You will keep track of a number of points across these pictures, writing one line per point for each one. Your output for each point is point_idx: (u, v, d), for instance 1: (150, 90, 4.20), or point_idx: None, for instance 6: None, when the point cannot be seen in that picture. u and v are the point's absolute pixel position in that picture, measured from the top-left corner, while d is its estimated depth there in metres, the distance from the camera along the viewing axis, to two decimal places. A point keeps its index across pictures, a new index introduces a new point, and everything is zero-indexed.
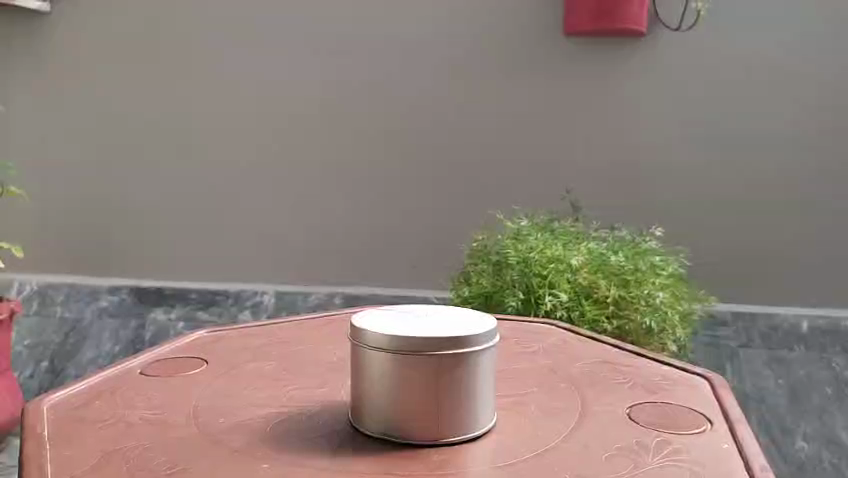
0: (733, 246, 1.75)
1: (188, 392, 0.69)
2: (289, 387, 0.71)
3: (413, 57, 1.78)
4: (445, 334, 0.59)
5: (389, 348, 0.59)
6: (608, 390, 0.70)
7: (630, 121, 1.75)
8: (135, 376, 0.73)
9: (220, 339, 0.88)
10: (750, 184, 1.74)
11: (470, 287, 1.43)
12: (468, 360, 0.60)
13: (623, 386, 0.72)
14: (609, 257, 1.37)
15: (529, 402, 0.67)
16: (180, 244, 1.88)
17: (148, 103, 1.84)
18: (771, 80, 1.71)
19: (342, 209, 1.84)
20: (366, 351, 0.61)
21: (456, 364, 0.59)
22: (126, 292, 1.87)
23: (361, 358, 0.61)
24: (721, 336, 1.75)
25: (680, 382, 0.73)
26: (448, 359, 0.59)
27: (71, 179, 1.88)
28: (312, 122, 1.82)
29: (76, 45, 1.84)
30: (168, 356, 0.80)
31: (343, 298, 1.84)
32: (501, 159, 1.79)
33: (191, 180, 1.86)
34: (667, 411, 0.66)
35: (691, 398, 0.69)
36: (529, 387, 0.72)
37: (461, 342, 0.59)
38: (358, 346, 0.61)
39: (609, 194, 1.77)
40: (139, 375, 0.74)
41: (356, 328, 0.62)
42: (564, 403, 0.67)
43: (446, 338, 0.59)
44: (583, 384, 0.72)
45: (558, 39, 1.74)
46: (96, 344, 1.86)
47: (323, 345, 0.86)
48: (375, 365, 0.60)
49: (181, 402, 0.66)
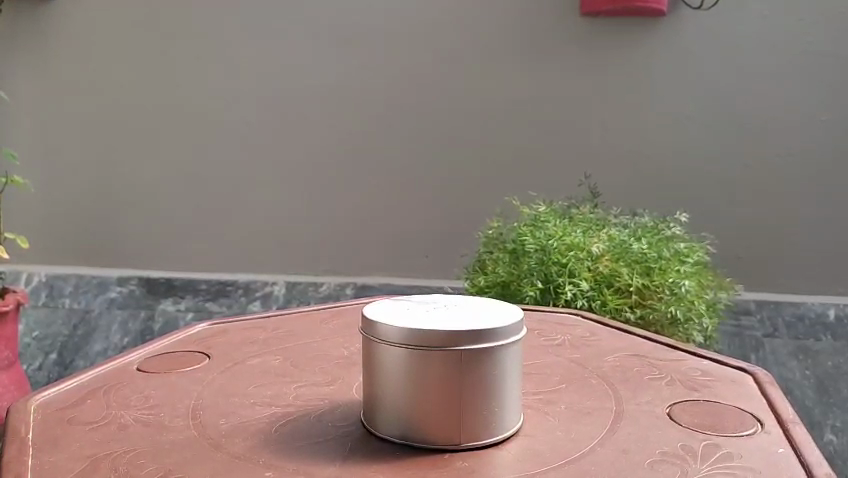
0: (759, 232, 1.69)
1: (187, 389, 0.64)
2: (296, 385, 0.66)
3: (422, 41, 1.72)
4: (467, 328, 0.54)
5: (406, 344, 0.54)
6: (643, 387, 0.65)
7: (650, 105, 1.68)
8: (132, 372, 0.69)
9: (222, 332, 0.83)
10: (775, 168, 1.67)
11: (485, 276, 1.38)
12: (492, 357, 0.54)
13: (659, 383, 0.66)
14: (630, 244, 1.31)
15: (557, 400, 0.62)
16: (188, 235, 1.84)
17: (154, 92, 1.80)
18: (795, 60, 1.63)
19: (353, 198, 1.79)
20: (381, 346, 0.55)
21: (479, 362, 0.54)
22: (134, 283, 1.83)
23: (375, 355, 0.56)
24: (745, 326, 1.68)
25: (721, 377, 0.68)
26: (469, 356, 0.54)
27: (78, 171, 1.84)
28: (319, 109, 1.77)
29: (79, 34, 1.79)
30: (168, 351, 0.76)
31: (354, 288, 1.79)
32: (516, 145, 1.73)
33: (199, 170, 1.82)
34: (711, 409, 0.60)
35: (735, 396, 0.63)
36: (556, 383, 0.66)
37: (484, 337, 0.54)
38: (372, 341, 0.56)
39: (628, 180, 1.71)
40: (137, 371, 0.69)
41: (370, 322, 0.56)
42: (595, 401, 0.62)
43: (468, 332, 0.54)
44: (614, 381, 0.67)
45: (573, 22, 1.68)
46: (104, 335, 1.80)
47: (331, 339, 0.81)
48: (391, 362, 0.55)
49: (178, 401, 0.61)
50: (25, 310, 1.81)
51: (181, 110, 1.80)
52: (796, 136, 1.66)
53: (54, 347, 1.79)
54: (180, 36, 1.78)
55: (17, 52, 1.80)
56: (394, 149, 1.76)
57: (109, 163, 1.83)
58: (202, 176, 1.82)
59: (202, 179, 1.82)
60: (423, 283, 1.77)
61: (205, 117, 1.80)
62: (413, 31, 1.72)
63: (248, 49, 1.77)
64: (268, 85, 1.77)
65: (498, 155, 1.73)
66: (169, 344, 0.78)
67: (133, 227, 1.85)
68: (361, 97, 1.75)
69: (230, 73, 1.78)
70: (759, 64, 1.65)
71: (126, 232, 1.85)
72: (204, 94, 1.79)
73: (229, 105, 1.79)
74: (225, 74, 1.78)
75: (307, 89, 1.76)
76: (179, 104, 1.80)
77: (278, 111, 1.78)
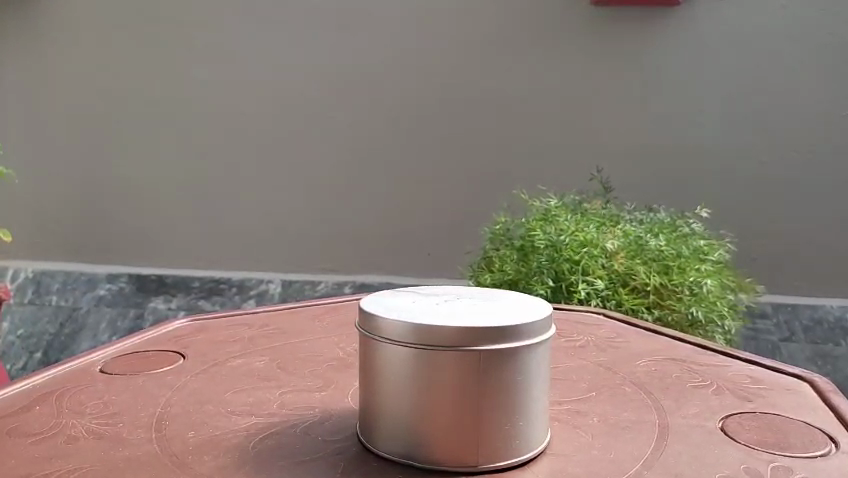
0: (778, 232, 1.60)
1: (154, 394, 0.56)
2: (281, 391, 0.58)
3: (427, 29, 1.64)
4: (489, 323, 0.46)
5: (412, 344, 0.46)
6: (685, 395, 0.57)
7: (666, 97, 1.60)
8: (94, 374, 0.61)
9: (202, 330, 0.75)
10: (796, 164, 1.58)
11: (491, 273, 1.30)
12: (517, 360, 0.46)
13: (705, 391, 0.58)
14: (647, 241, 1.23)
15: (589, 411, 0.54)
16: (181, 230, 1.76)
17: (146, 81, 1.72)
18: (819, 51, 1.55)
19: (352, 193, 1.70)
20: (383, 346, 0.47)
21: (500, 366, 0.46)
22: (124, 281, 1.75)
23: (376, 356, 0.48)
24: (761, 329, 1.60)
25: (775, 385, 0.60)
26: (489, 359, 0.45)
27: (68, 162, 1.75)
28: (317, 99, 1.69)
29: (68, 19, 1.71)
30: (138, 350, 0.67)
31: (353, 287, 1.71)
32: (523, 138, 1.64)
33: (193, 163, 1.73)
34: (771, 423, 0.52)
35: (794, 407, 0.55)
36: (585, 391, 0.58)
37: (508, 335, 0.46)
38: (372, 341, 0.48)
39: (643, 175, 1.62)
40: (100, 373, 0.61)
41: (370, 317, 0.48)
42: (632, 412, 0.54)
43: (489, 329, 0.45)
44: (652, 388, 0.59)
45: (585, 9, 1.59)
46: (92, 334, 1.73)
47: (328, 338, 0.73)
48: (394, 365, 0.47)
49: (141, 409, 0.53)
50: (10, 307, 1.72)
51: (174, 100, 1.72)
52: (817, 130, 1.57)
53: (39, 346, 1.73)
54: (172, 22, 1.69)
55: (7, 40, 1.73)
56: (396, 141, 1.68)
57: (99, 154, 1.75)
58: (195, 169, 1.74)
59: (196, 171, 1.74)
60: (425, 281, 1.69)
61: (199, 108, 1.72)
62: (416, 19, 1.64)
63: (243, 37, 1.68)
64: (265, 74, 1.69)
65: (504, 149, 1.65)
66: (141, 343, 0.70)
67: (124, 221, 1.76)
68: (362, 87, 1.67)
69: (225, 62, 1.70)
70: (780, 56, 1.56)
71: (117, 226, 1.77)
72: (197, 84, 1.71)
73: (223, 95, 1.71)
74: (218, 62, 1.70)
75: (306, 78, 1.68)
76: (171, 93, 1.72)
77: (275, 102, 1.70)
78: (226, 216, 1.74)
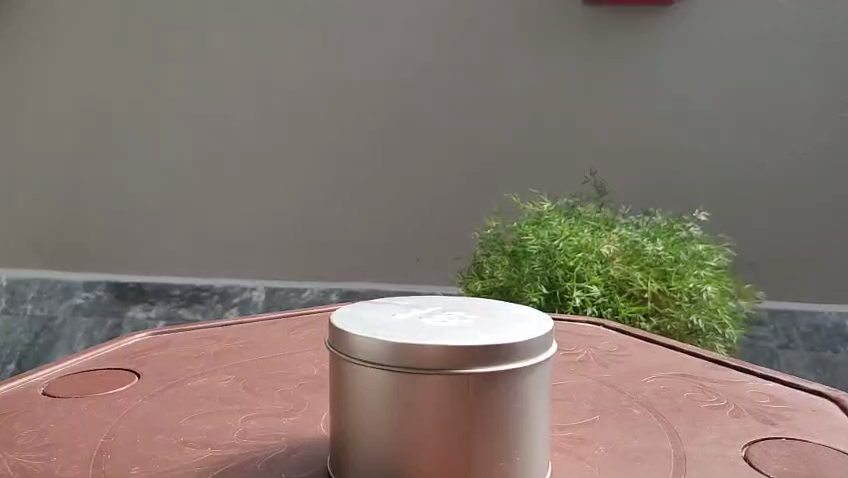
0: (777, 236, 1.55)
1: (99, 423, 0.50)
2: (246, 417, 0.52)
3: (414, 28, 1.58)
4: (484, 341, 0.40)
5: (390, 366, 0.40)
6: (703, 419, 0.52)
7: (661, 98, 1.55)
8: (36, 398, 0.55)
9: (165, 345, 0.70)
10: (795, 167, 1.54)
11: (482, 280, 1.25)
12: (515, 383, 0.41)
13: (723, 413, 0.54)
14: (644, 245, 1.18)
15: (594, 439, 0.49)
16: (160, 237, 1.69)
17: (124, 81, 1.65)
18: (818, 49, 1.51)
19: (338, 198, 1.65)
20: (359, 369, 0.42)
21: (496, 390, 0.40)
22: (102, 289, 1.68)
23: (351, 380, 0.42)
24: (758, 337, 1.56)
25: (799, 405, 0.55)
26: (481, 382, 0.40)
27: (43, 166, 1.68)
28: (302, 100, 1.63)
29: (44, 16, 1.64)
30: (90, 368, 0.62)
31: (340, 294, 1.65)
32: (514, 141, 1.59)
33: (173, 167, 1.67)
34: (802, 451, 0.48)
35: (823, 431, 0.51)
36: (589, 414, 0.53)
37: (506, 355, 0.40)
38: (347, 362, 0.42)
39: (638, 178, 1.58)
40: (42, 395, 0.55)
41: (345, 334, 0.42)
42: (643, 439, 0.49)
43: (484, 348, 0.40)
44: (664, 409, 0.54)
45: (578, 8, 1.54)
46: (68, 345, 1.67)
47: (304, 353, 0.68)
48: (372, 391, 0.41)
49: (83, 440, 0.48)
50: None
51: (152, 101, 1.65)
52: (817, 131, 1.53)
53: (13, 357, 1.65)
54: (151, 20, 1.63)
55: None
56: (383, 144, 1.62)
57: (76, 158, 1.68)
58: (175, 173, 1.67)
59: (176, 175, 1.67)
60: (414, 288, 1.64)
61: (179, 109, 1.65)
62: (404, 17, 1.58)
63: (224, 36, 1.62)
64: (247, 75, 1.63)
65: (495, 152, 1.60)
66: (95, 360, 0.65)
67: (100, 228, 1.69)
68: (347, 88, 1.61)
69: (206, 62, 1.63)
70: (777, 56, 1.52)
71: (93, 233, 1.69)
72: (177, 85, 1.64)
73: (204, 96, 1.64)
74: (200, 62, 1.63)
75: (289, 79, 1.62)
76: (149, 94, 1.65)
77: (258, 103, 1.64)
78: (207, 222, 1.68)
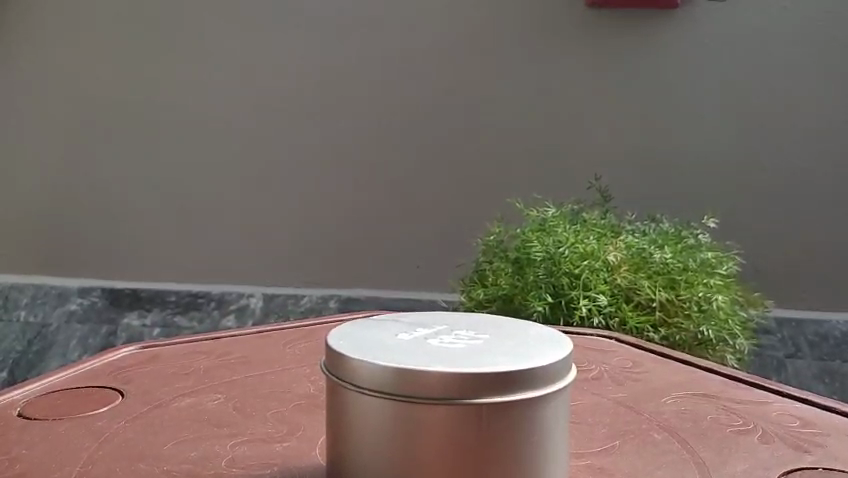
0: (785, 243, 1.52)
1: (77, 448, 0.48)
2: (234, 441, 0.50)
3: (415, 30, 1.55)
4: (494, 368, 0.38)
5: (393, 394, 0.39)
6: (729, 446, 0.52)
7: (666, 102, 1.52)
8: (11, 419, 0.53)
9: (152, 360, 0.68)
10: (802, 173, 1.51)
11: (484, 288, 1.22)
12: (526, 411, 0.39)
13: (750, 439, 0.54)
14: (652, 253, 1.14)
15: (613, 468, 0.48)
16: (155, 242, 1.65)
17: (117, 82, 1.61)
18: (826, 53, 1.48)
19: (337, 203, 1.61)
20: (358, 396, 0.40)
21: (510, 418, 0.39)
22: (97, 295, 1.64)
23: (350, 406, 0.41)
24: (766, 346, 1.52)
25: (829, 430, 0.56)
26: (494, 410, 0.38)
27: (35, 171, 1.64)
28: (300, 103, 1.59)
29: (35, 15, 1.60)
30: (72, 387, 0.60)
31: (339, 301, 1.62)
32: (516, 145, 1.56)
33: (168, 171, 1.63)
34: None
35: None
36: (606, 440, 0.53)
37: (516, 383, 0.39)
38: (345, 388, 0.41)
39: (643, 183, 1.55)
40: (18, 417, 0.53)
41: (346, 359, 0.40)
42: (666, 472, 0.48)
43: (494, 376, 0.38)
44: (685, 435, 0.54)
45: (581, 9, 1.51)
46: (61, 352, 1.63)
47: (302, 369, 0.66)
48: (373, 420, 0.40)
49: (55, 469, 0.46)
50: None
51: (147, 103, 1.61)
52: (826, 136, 1.49)
53: (5, 365, 1.61)
54: (145, 20, 1.59)
55: None
56: (383, 148, 1.59)
57: (67, 162, 1.63)
58: (170, 177, 1.63)
59: (171, 179, 1.63)
60: (415, 295, 1.61)
61: (174, 112, 1.61)
62: (404, 19, 1.55)
63: (220, 38, 1.59)
64: (244, 77, 1.60)
65: (498, 157, 1.57)
66: (78, 377, 0.63)
67: (93, 233, 1.65)
68: (347, 92, 1.58)
69: (202, 64, 1.60)
70: (783, 59, 1.49)
71: (86, 239, 1.65)
72: (173, 87, 1.61)
73: (200, 98, 1.61)
74: (195, 63, 1.60)
75: (287, 81, 1.59)
76: (144, 96, 1.61)
77: (255, 106, 1.60)
78: (203, 227, 1.64)
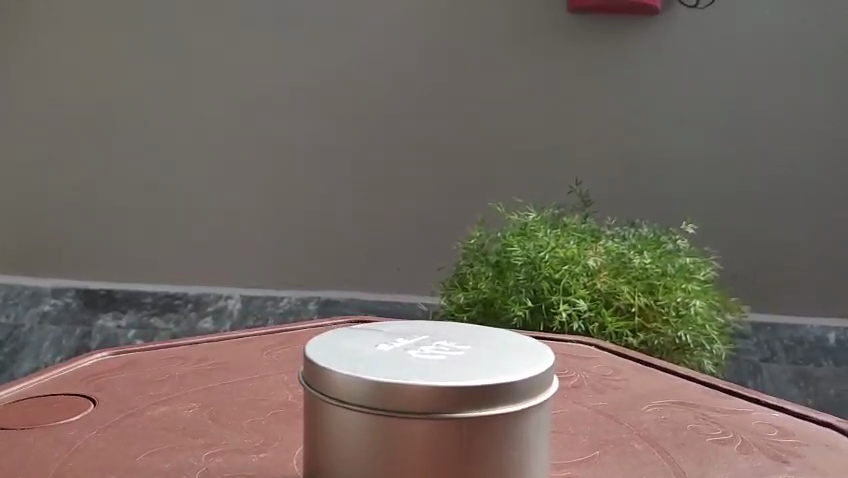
0: (762, 249, 1.54)
1: (45, 458, 0.47)
2: (209, 452, 0.49)
3: (398, 32, 1.55)
4: (474, 382, 0.38)
5: (372, 408, 0.38)
6: (708, 456, 0.52)
7: (646, 108, 1.53)
8: None
9: (126, 366, 0.67)
10: (778, 179, 1.53)
11: (465, 292, 1.22)
12: (507, 425, 0.39)
13: (729, 449, 0.54)
14: (631, 258, 1.15)
15: None
16: (132, 242, 1.62)
17: (94, 79, 1.58)
18: (803, 62, 1.50)
19: (317, 205, 1.60)
20: (337, 409, 0.39)
21: (491, 432, 0.38)
22: (71, 296, 1.61)
23: (328, 418, 0.40)
24: (742, 350, 1.54)
25: (806, 440, 0.57)
26: (475, 424, 0.38)
27: (9, 169, 1.61)
28: (281, 103, 1.58)
29: (9, 9, 1.56)
30: (41, 393, 0.59)
31: (318, 304, 1.60)
32: (498, 149, 1.56)
33: (145, 170, 1.60)
34: None
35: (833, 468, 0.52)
36: (587, 450, 0.53)
37: (496, 397, 0.38)
38: (323, 400, 0.40)
39: (623, 188, 1.56)
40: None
41: (323, 371, 0.40)
42: None
43: (474, 391, 0.38)
44: (665, 445, 0.54)
45: (563, 14, 1.52)
46: (33, 355, 1.59)
47: (280, 376, 0.65)
48: (352, 433, 0.39)
49: None
50: None
51: (124, 101, 1.59)
52: (803, 143, 1.52)
53: None
54: (123, 16, 1.57)
55: None
56: (364, 151, 1.58)
57: (41, 160, 1.60)
58: (148, 176, 1.61)
59: (148, 179, 1.61)
60: (396, 299, 1.60)
61: (152, 111, 1.59)
62: (386, 21, 1.55)
63: (200, 36, 1.57)
64: (225, 76, 1.58)
65: (479, 161, 1.57)
66: (48, 384, 0.61)
67: (67, 232, 1.62)
68: (328, 93, 1.57)
69: (182, 62, 1.58)
70: (761, 67, 1.51)
71: (60, 238, 1.62)
72: (151, 85, 1.58)
73: (179, 97, 1.59)
74: (175, 62, 1.58)
75: (268, 81, 1.57)
76: (121, 93, 1.59)
77: (234, 106, 1.59)
78: (181, 228, 1.62)
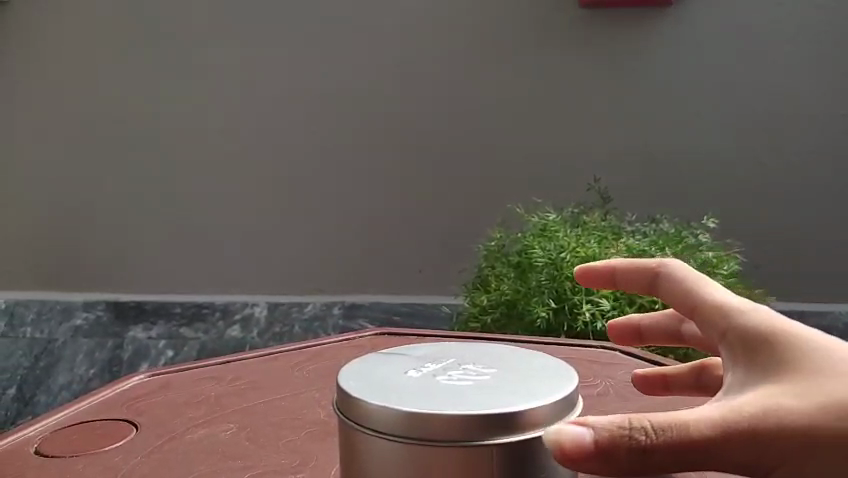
0: (784, 238, 1.53)
1: None
2: (250, 474, 0.51)
3: (410, 37, 1.56)
4: (505, 409, 0.39)
5: (405, 438, 0.40)
6: None
7: (662, 101, 1.53)
8: (28, 457, 0.55)
9: (162, 388, 0.69)
10: (800, 169, 1.51)
11: (488, 294, 1.23)
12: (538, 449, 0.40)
13: None
14: (653, 255, 1.14)
15: None
16: (158, 254, 1.66)
17: (116, 97, 1.62)
18: (820, 47, 1.48)
19: (338, 212, 1.62)
20: (371, 439, 0.41)
21: (522, 458, 0.40)
22: (102, 309, 1.65)
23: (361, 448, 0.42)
24: None
25: None
26: (507, 451, 0.39)
27: (35, 187, 1.64)
28: (298, 110, 1.60)
29: (29, 31, 1.60)
30: (87, 419, 0.62)
31: (342, 308, 1.63)
32: (515, 149, 1.57)
33: (168, 184, 1.64)
34: None
35: None
36: None
37: (525, 423, 0.40)
38: (357, 430, 0.42)
39: (642, 183, 1.55)
40: (35, 455, 0.55)
41: (356, 401, 0.41)
42: None
43: (503, 417, 0.39)
44: None
45: (575, 10, 1.51)
46: (68, 367, 1.64)
47: (312, 393, 0.67)
48: (385, 462, 0.40)
49: None
50: None
51: (145, 117, 1.62)
52: (822, 129, 1.50)
53: (13, 381, 1.62)
54: (141, 33, 1.59)
55: None
56: (381, 156, 1.60)
57: (67, 178, 1.64)
58: (171, 190, 1.64)
59: (172, 193, 1.64)
60: (419, 301, 1.62)
61: (172, 125, 1.62)
62: (398, 25, 1.56)
63: (217, 49, 1.59)
64: (241, 88, 1.60)
65: (496, 161, 1.58)
66: (91, 409, 0.64)
67: (96, 248, 1.66)
68: (344, 100, 1.59)
69: (199, 75, 1.60)
70: (777, 55, 1.49)
71: (89, 255, 1.66)
72: (171, 100, 1.61)
73: (199, 110, 1.61)
74: (193, 76, 1.60)
75: (284, 91, 1.59)
76: (142, 109, 1.62)
77: (253, 117, 1.61)
78: (206, 240, 1.65)
